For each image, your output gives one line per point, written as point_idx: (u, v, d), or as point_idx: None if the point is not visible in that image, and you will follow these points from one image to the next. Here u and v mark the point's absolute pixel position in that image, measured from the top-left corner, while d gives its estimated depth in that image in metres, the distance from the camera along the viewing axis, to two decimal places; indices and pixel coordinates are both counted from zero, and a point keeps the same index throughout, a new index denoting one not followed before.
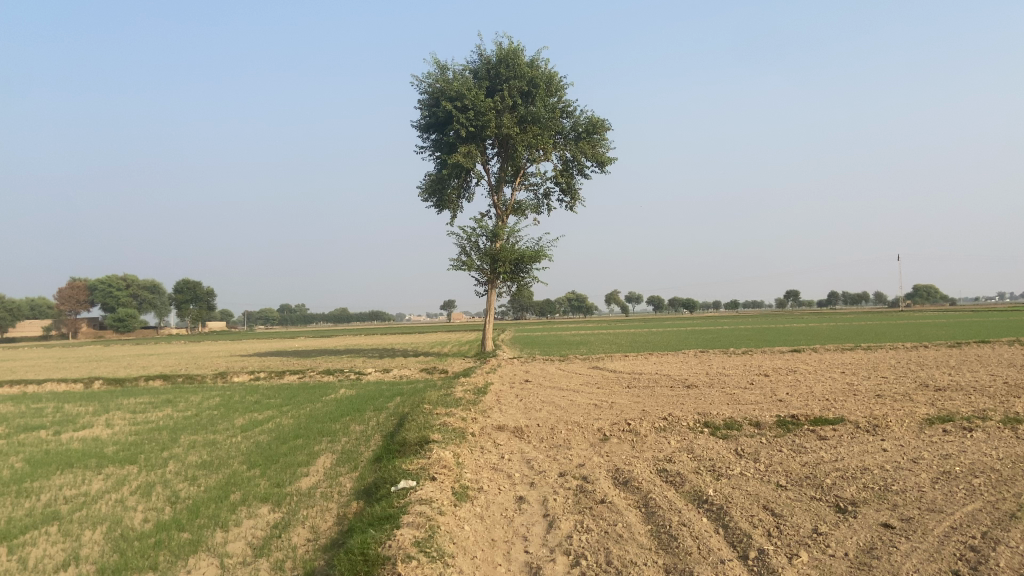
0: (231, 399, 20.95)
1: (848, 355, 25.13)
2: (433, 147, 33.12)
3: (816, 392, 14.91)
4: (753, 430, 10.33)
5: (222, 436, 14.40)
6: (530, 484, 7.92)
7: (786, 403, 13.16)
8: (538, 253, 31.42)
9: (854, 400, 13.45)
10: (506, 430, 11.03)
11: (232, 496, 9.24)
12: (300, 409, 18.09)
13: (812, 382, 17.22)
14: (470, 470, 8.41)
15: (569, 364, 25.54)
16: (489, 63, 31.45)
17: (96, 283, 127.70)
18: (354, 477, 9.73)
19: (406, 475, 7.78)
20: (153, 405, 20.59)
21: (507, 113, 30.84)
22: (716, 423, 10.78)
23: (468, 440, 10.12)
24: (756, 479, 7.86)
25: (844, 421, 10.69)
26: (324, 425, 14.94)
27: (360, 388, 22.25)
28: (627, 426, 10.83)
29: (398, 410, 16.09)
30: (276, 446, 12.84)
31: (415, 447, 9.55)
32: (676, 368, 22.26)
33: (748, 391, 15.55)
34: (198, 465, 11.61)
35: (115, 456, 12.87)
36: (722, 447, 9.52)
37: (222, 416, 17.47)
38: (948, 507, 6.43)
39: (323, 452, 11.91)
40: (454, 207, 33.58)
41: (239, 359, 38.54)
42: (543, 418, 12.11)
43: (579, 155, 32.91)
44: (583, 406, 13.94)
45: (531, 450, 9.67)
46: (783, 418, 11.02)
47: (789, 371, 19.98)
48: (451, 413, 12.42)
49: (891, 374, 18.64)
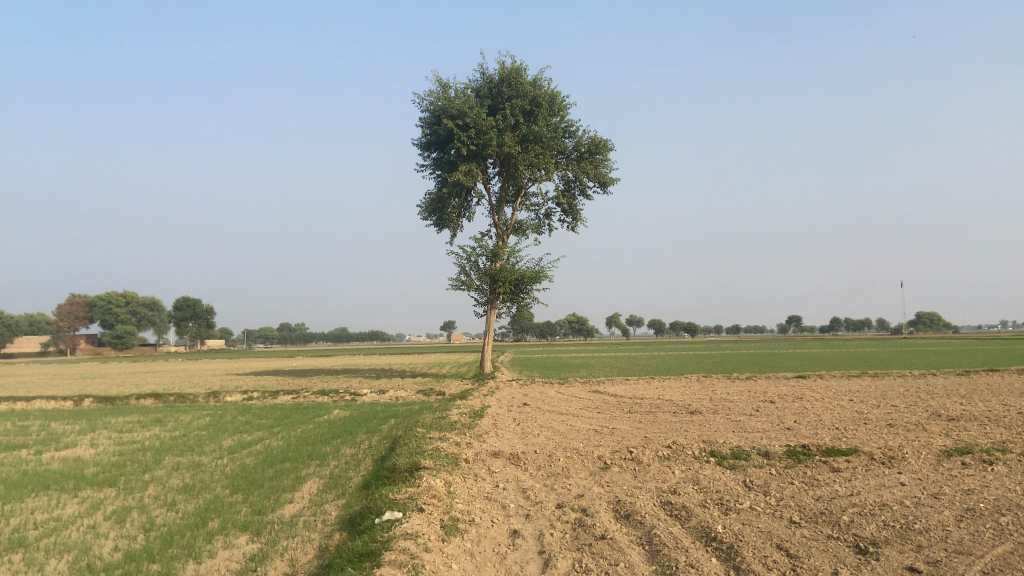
0: (222, 419, 20.44)
1: (854, 382, 24.49)
2: (434, 166, 32.84)
3: (825, 421, 14.35)
4: (762, 461, 9.80)
5: (208, 458, 13.87)
6: (526, 517, 7.41)
7: (794, 432, 12.62)
8: (539, 274, 31.01)
9: (865, 430, 12.89)
10: (502, 456, 10.52)
11: (210, 524, 8.72)
12: (291, 430, 17.56)
13: (820, 409, 16.64)
14: (462, 500, 7.90)
15: (568, 388, 25.05)
16: (492, 81, 31.27)
17: (96, 299, 127.29)
18: (340, 505, 9.23)
19: (393, 505, 7.27)
20: (142, 424, 20.05)
21: (509, 132, 30.61)
22: (722, 452, 10.27)
23: (462, 467, 9.62)
24: (767, 515, 7.33)
25: (857, 452, 10.17)
26: (314, 447, 14.41)
27: (354, 409, 21.71)
28: (629, 454, 10.31)
29: (391, 433, 15.56)
30: (262, 469, 12.32)
31: (405, 474, 9.04)
32: (678, 393, 21.65)
33: (754, 419, 15.01)
34: (178, 489, 11.09)
35: (95, 478, 12.36)
36: (729, 478, 9.01)
37: (210, 437, 16.95)
38: (977, 549, 5.87)
39: (310, 477, 11.41)
40: (454, 227, 33.23)
41: (233, 378, 37.97)
42: (541, 445, 11.58)
43: (582, 175, 32.62)
44: (582, 431, 13.41)
45: (527, 479, 9.17)
46: (793, 447, 10.51)
47: (795, 398, 19.40)
48: (445, 438, 11.91)
49: (900, 402, 18.05)
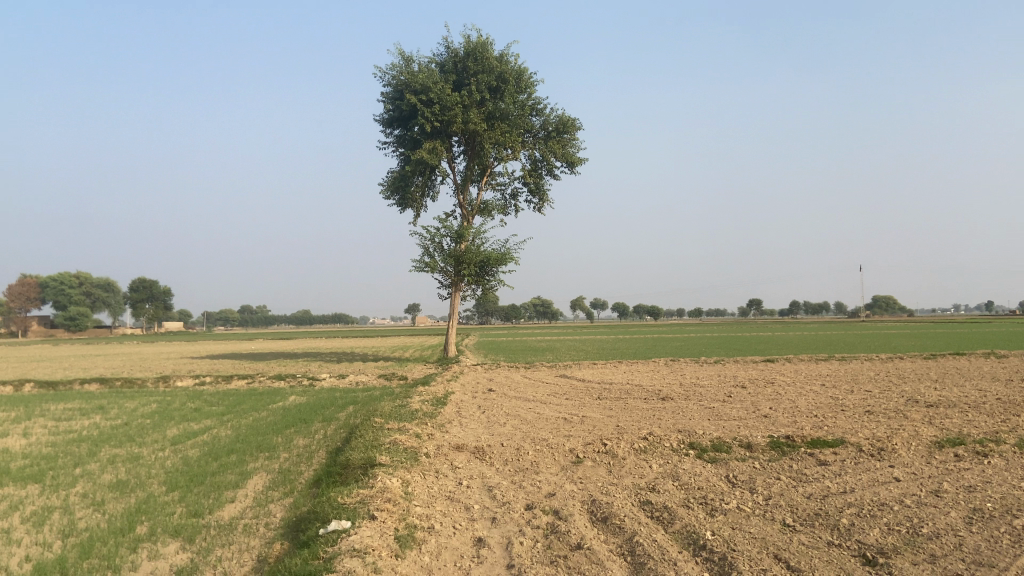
0: (169, 406, 19.24)
1: (823, 365, 24.30)
2: (397, 143, 31.72)
3: (801, 408, 13.86)
4: (745, 453, 9.16)
5: (148, 451, 12.79)
6: (492, 521, 6.64)
7: (772, 420, 12.07)
8: (504, 255, 30.21)
9: (845, 417, 12.41)
10: (466, 449, 9.70)
11: (137, 530, 7.75)
12: (242, 419, 16.52)
13: (795, 395, 16.19)
14: (421, 503, 7.08)
15: (535, 372, 24.46)
16: (457, 56, 30.14)
17: (48, 280, 123.10)
18: (287, 506, 8.36)
19: (342, 512, 6.41)
20: (82, 411, 18.75)
21: (475, 109, 29.60)
22: (702, 444, 9.59)
23: (422, 463, 8.77)
24: (758, 519, 6.68)
25: (845, 444, 9.59)
26: (265, 438, 13.45)
27: (311, 395, 20.70)
28: (602, 447, 9.58)
29: (349, 422, 14.66)
30: (206, 463, 11.35)
31: (359, 472, 8.17)
32: (647, 377, 21.13)
33: (728, 405, 14.45)
34: (109, 486, 10.05)
35: (20, 472, 11.17)
36: (711, 474, 8.37)
37: (153, 426, 15.81)
38: (998, 559, 5.25)
39: (256, 471, 10.48)
40: (418, 206, 32.24)
41: (187, 362, 36.44)
42: (507, 436, 10.83)
43: (549, 155, 31.78)
44: (550, 420, 12.71)
45: (494, 475, 8.40)
46: (777, 438, 9.89)
47: (766, 383, 18.95)
48: (404, 428, 11.05)
49: (874, 388, 17.71)
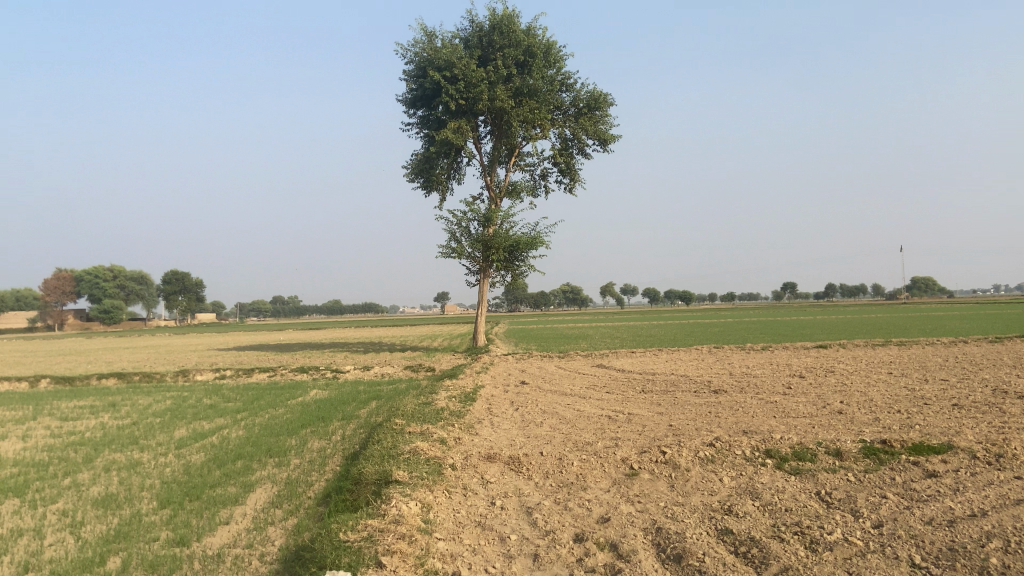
0: (183, 403, 18.16)
1: (883, 352, 22.45)
2: (420, 124, 30.35)
3: (877, 401, 12.22)
4: (835, 463, 7.59)
5: (148, 456, 11.60)
6: (533, 561, 5.22)
7: (851, 418, 10.44)
8: (535, 239, 28.70)
9: (936, 413, 10.73)
10: (499, 460, 8.23)
11: (108, 563, 6.50)
12: (257, 417, 15.29)
13: (863, 386, 14.50)
14: (444, 536, 5.68)
15: (570, 362, 23.04)
16: (482, 29, 28.50)
17: (82, 274, 124.29)
18: (289, 529, 7.06)
19: (343, 554, 5.04)
20: (93, 409, 17.73)
21: (502, 85, 28.02)
22: (780, 450, 8.02)
23: (447, 478, 7.38)
24: (878, 559, 5.17)
25: (954, 449, 7.97)
26: (277, 440, 12.18)
27: (334, 389, 19.46)
28: (660, 455, 8.07)
29: (370, 421, 13.34)
30: (207, 472, 10.10)
31: (371, 492, 6.81)
32: (694, 367, 19.56)
33: (792, 399, 12.83)
34: (94, 502, 8.86)
35: (3, 483, 10.05)
36: (798, 490, 6.86)
37: (161, 426, 14.66)
38: None
39: (261, 482, 9.21)
40: (443, 190, 30.90)
41: (212, 355, 35.50)
42: (546, 439, 9.40)
43: (580, 133, 30.16)
44: (594, 419, 11.24)
45: (533, 493, 6.96)
46: (869, 442, 8.30)
47: (826, 372, 17.25)
48: (427, 432, 9.66)
49: (951, 376, 15.96)
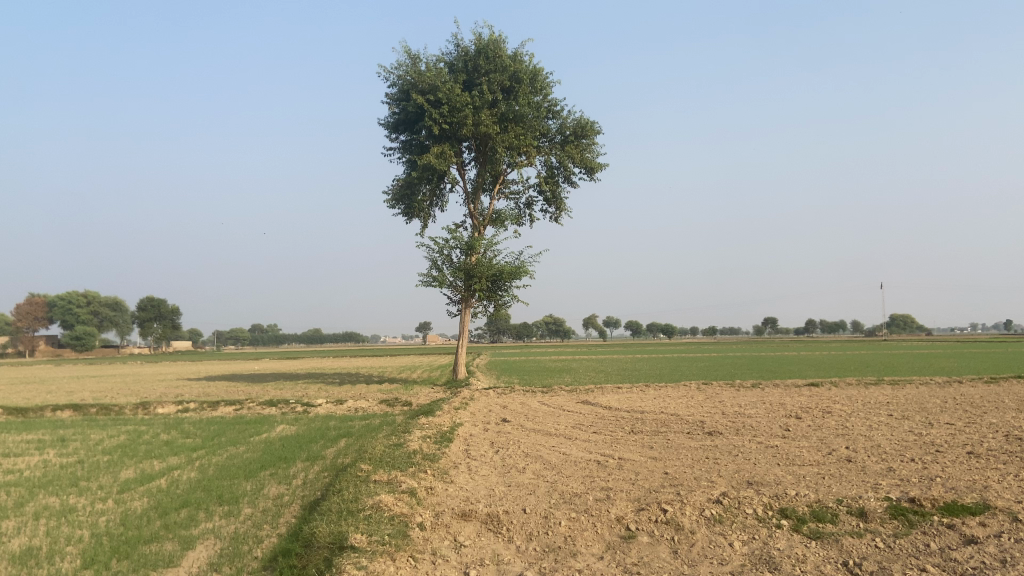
0: (137, 438, 16.89)
1: (878, 391, 21.63)
2: (402, 149, 29.55)
3: (886, 447, 11.32)
4: (860, 527, 6.63)
5: (86, 501, 10.39)
6: None
7: (864, 467, 9.51)
8: (518, 269, 27.77)
9: (954, 463, 9.83)
10: (475, 517, 7.17)
11: None
12: (216, 456, 14.09)
13: (865, 429, 13.58)
14: None
15: (553, 398, 22.01)
16: (467, 54, 27.84)
17: (56, 299, 121.40)
18: None
19: None
20: (39, 445, 16.37)
21: (487, 110, 27.33)
22: (797, 509, 7.04)
23: (413, 540, 6.34)
24: None
25: (991, 509, 7.03)
26: (231, 484, 11.03)
27: (303, 425, 18.26)
28: (661, 513, 7.06)
29: (336, 464, 12.21)
30: (146, 523, 8.92)
31: (321, 560, 5.76)
32: (683, 405, 18.62)
33: (794, 444, 11.88)
34: (8, 560, 7.67)
35: None
36: (824, 561, 5.87)
37: (107, 466, 13.40)
38: None
39: (204, 537, 8.07)
40: (425, 217, 30.01)
41: (179, 385, 33.94)
42: (529, 491, 8.36)
43: (566, 161, 29.47)
44: (581, 464, 10.22)
45: (514, 562, 5.93)
46: (895, 500, 7.34)
47: (823, 412, 16.35)
48: (395, 481, 8.58)
49: (956, 418, 15.12)
